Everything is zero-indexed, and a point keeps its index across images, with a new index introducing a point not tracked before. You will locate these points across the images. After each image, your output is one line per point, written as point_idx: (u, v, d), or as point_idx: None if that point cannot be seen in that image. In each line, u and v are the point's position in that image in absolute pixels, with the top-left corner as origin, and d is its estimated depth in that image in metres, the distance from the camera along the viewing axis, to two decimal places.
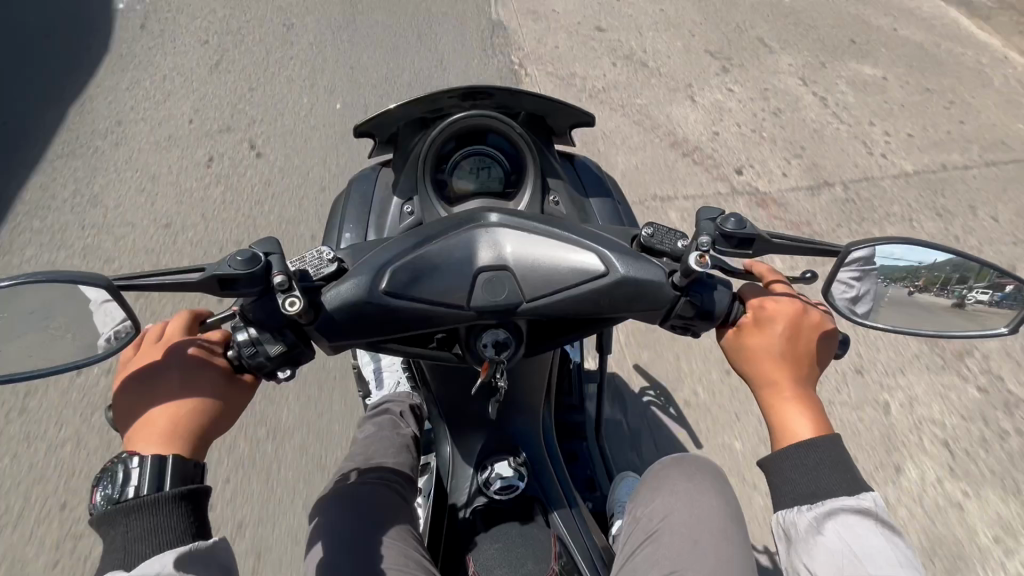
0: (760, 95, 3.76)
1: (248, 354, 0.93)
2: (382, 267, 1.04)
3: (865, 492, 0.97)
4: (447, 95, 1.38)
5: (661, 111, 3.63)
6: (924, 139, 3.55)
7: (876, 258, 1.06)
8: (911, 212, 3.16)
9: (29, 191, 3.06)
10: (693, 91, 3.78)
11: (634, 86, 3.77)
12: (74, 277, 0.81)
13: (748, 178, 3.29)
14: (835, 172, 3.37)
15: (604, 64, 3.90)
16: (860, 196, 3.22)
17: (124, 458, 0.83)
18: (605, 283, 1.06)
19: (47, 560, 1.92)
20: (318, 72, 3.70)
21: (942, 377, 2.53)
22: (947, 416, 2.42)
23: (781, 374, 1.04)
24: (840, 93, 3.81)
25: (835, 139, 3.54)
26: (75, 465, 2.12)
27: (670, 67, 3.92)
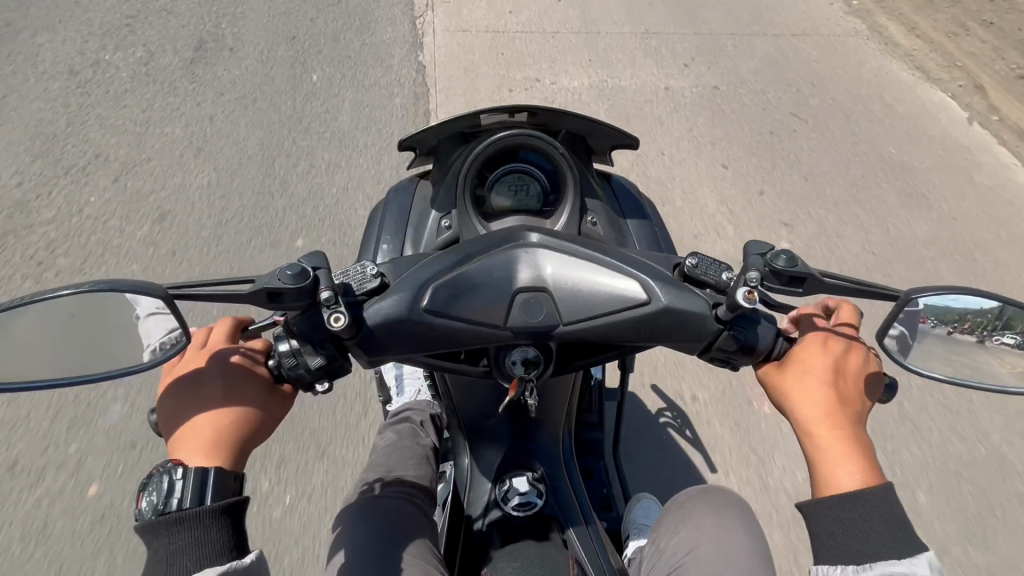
0: (787, 120, 3.74)
1: (289, 365, 0.94)
2: (422, 284, 1.05)
3: (919, 554, 0.90)
4: (490, 112, 1.38)
5: (687, 128, 3.62)
6: (956, 168, 3.48)
7: (929, 306, 1.03)
8: (942, 242, 3.09)
9: (57, 176, 3.07)
10: (721, 110, 3.76)
11: (660, 107, 3.77)
12: (136, 287, 0.84)
13: (774, 199, 3.26)
14: (866, 196, 3.30)
15: (631, 83, 3.91)
16: (886, 227, 3.18)
17: (170, 468, 0.84)
18: (646, 311, 1.05)
19: (70, 548, 1.96)
20: (349, 78, 3.76)
21: (968, 414, 2.48)
22: (976, 454, 2.34)
23: (828, 409, 1.00)
24: (869, 120, 3.77)
25: (865, 163, 3.49)
26: (102, 456, 2.17)
27: (698, 88, 3.91)
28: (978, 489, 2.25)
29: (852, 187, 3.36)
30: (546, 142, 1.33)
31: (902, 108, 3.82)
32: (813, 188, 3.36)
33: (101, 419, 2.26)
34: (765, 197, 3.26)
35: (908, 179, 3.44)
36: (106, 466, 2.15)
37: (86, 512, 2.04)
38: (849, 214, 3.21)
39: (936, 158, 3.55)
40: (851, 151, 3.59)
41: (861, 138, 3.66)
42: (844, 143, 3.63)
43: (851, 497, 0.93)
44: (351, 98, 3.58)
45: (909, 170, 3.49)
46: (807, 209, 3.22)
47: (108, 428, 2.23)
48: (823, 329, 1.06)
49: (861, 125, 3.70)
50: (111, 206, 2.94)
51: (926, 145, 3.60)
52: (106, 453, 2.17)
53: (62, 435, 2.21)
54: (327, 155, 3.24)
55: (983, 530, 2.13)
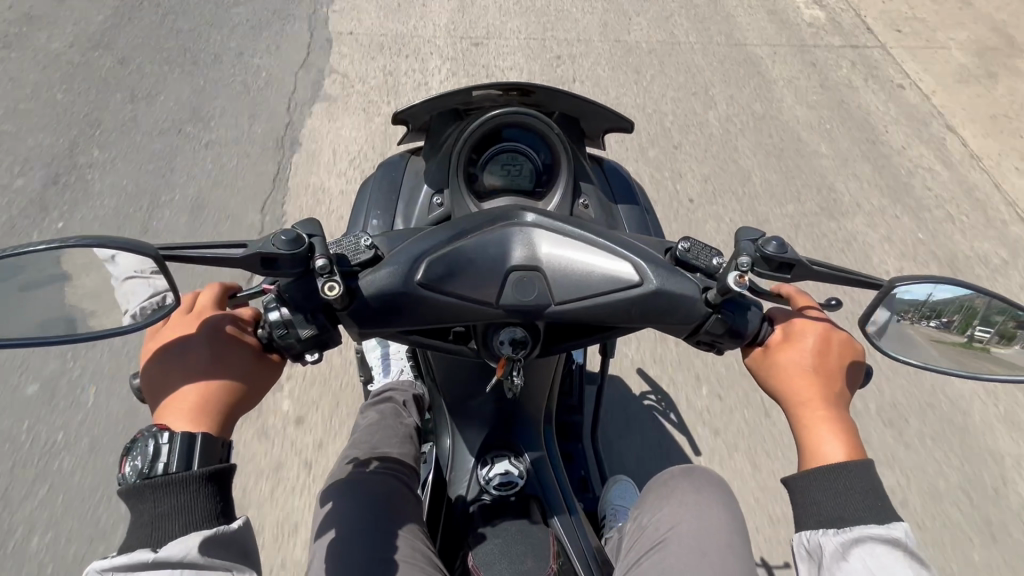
0: (779, 106, 3.70)
1: (279, 335, 0.92)
2: (416, 257, 1.04)
3: (895, 522, 0.95)
4: (484, 89, 1.36)
5: (685, 108, 3.59)
6: (937, 162, 3.53)
7: (908, 295, 1.08)
8: (919, 236, 3.15)
9: (35, 149, 2.99)
10: (719, 90, 3.73)
11: (654, 87, 3.70)
12: (121, 243, 0.81)
13: (767, 183, 3.26)
14: (857, 184, 3.33)
15: (625, 63, 3.82)
16: (870, 216, 3.19)
17: (155, 433, 0.82)
18: (638, 293, 1.06)
19: (47, 523, 1.94)
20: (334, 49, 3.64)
21: (937, 400, 2.55)
22: (940, 436, 2.44)
23: (812, 391, 1.04)
24: (858, 108, 3.75)
25: (848, 153, 3.50)
26: (77, 432, 2.13)
27: (692, 71, 3.84)
28: (942, 474, 2.36)
29: (838, 176, 3.36)
30: (540, 121, 1.33)
31: (897, 99, 3.85)
32: (802, 174, 3.34)
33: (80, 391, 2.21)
34: (759, 180, 3.27)
35: (895, 168, 3.45)
36: (84, 440, 2.11)
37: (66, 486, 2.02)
38: (832, 202, 3.22)
39: (920, 150, 3.57)
40: (841, 138, 3.56)
41: (849, 125, 3.64)
42: (833, 130, 3.61)
43: (836, 467, 0.98)
44: (344, 71, 3.52)
45: (895, 158, 3.49)
46: (799, 193, 3.24)
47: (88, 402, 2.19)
48: (808, 314, 1.09)
49: (853, 114, 3.70)
50: (97, 179, 2.89)
51: (918, 136, 3.66)
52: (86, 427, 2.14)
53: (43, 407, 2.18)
54: (319, 130, 3.19)
55: (939, 511, 2.25)
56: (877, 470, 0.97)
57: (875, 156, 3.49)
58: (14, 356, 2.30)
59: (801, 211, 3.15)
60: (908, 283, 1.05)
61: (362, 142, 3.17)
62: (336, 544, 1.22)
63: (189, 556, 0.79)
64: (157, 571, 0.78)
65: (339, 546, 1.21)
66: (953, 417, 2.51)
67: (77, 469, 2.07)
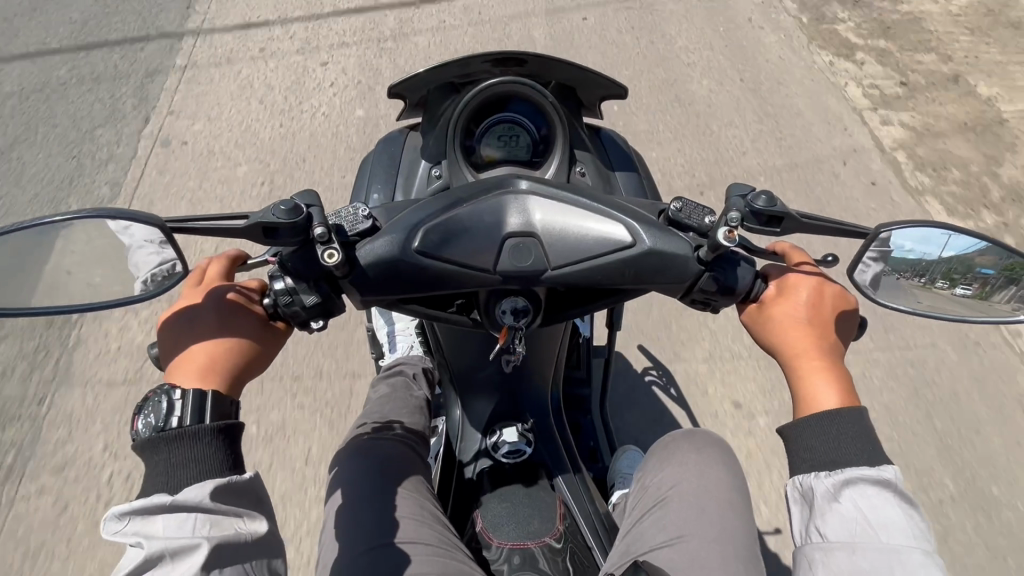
0: (787, 69, 3.59)
1: (284, 303, 0.96)
2: (413, 226, 1.07)
3: (886, 464, 0.97)
4: (479, 60, 1.37)
5: (690, 77, 3.51)
6: (954, 116, 3.38)
7: (901, 242, 1.07)
8: (934, 197, 3.06)
9: (52, 147, 3.09)
10: (725, 57, 3.64)
11: (658, 56, 3.61)
12: (128, 215, 0.86)
13: (773, 150, 3.20)
14: (870, 150, 3.25)
15: (627, 32, 3.73)
16: (882, 178, 3.11)
17: (168, 390, 0.88)
18: (631, 254, 1.08)
19: (90, 498, 2.09)
20: (333, 34, 3.62)
21: (945, 361, 2.54)
22: (947, 398, 2.44)
23: (807, 344, 1.06)
24: (870, 68, 3.62)
25: (859, 115, 3.39)
26: (111, 416, 2.28)
27: (697, 38, 3.74)
28: (953, 436, 2.36)
29: (848, 139, 3.27)
30: (535, 90, 1.34)
31: (916, 55, 3.68)
32: (810, 139, 3.26)
33: (110, 382, 2.35)
34: (766, 146, 3.20)
35: (908, 127, 3.34)
36: (117, 426, 2.26)
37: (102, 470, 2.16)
38: (840, 166, 3.15)
39: (935, 105, 3.44)
40: (850, 100, 3.46)
41: (860, 86, 3.52)
42: (843, 92, 3.50)
43: (830, 413, 1.00)
44: (345, 54, 3.50)
45: (908, 118, 3.38)
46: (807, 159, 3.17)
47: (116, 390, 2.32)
48: (803, 269, 1.09)
49: (864, 75, 3.58)
50: (108, 174, 2.95)
51: (938, 93, 3.50)
52: (117, 415, 2.28)
53: (77, 397, 2.32)
54: (322, 115, 3.19)
55: (944, 472, 2.28)
56: (869, 416, 0.99)
57: (890, 117, 3.38)
58: (45, 345, 2.42)
59: (809, 177, 3.09)
60: (900, 230, 1.04)
61: (364, 123, 3.15)
62: (345, 507, 1.27)
63: (203, 501, 0.85)
64: (174, 514, 0.84)
65: (352, 509, 1.26)
66: (963, 378, 2.49)
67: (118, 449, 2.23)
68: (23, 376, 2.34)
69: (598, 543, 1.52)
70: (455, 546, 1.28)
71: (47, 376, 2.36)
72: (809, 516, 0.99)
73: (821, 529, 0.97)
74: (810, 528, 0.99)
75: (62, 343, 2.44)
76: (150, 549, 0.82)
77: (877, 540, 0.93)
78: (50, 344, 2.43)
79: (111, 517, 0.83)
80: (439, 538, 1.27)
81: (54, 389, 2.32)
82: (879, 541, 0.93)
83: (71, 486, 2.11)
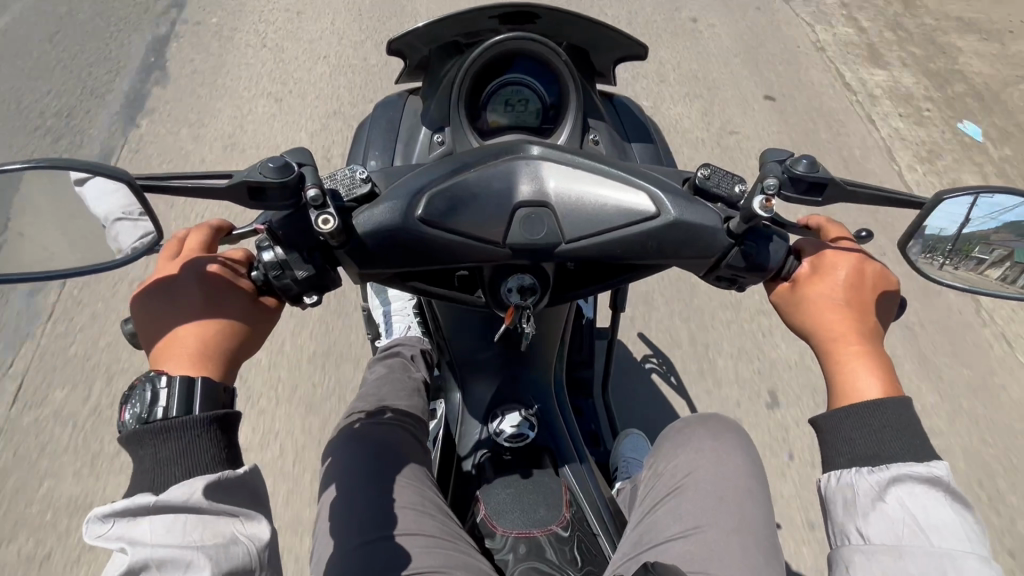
0: (790, 59, 3.54)
1: (274, 276, 0.87)
2: (416, 192, 0.97)
3: (935, 460, 0.90)
4: (486, 15, 1.26)
5: (696, 62, 3.46)
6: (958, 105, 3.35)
7: (955, 210, 0.99)
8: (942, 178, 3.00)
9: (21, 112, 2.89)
10: (729, 44, 3.56)
11: (660, 43, 3.53)
12: (96, 167, 0.76)
13: (777, 136, 3.14)
14: (876, 133, 3.18)
15: (628, 18, 3.65)
16: (887, 163, 3.05)
17: (152, 377, 0.80)
18: (655, 225, 0.99)
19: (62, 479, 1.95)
20: (324, 10, 3.48)
21: (960, 339, 2.46)
22: (964, 379, 2.36)
23: (844, 325, 0.98)
24: (871, 61, 3.59)
25: (863, 104, 3.35)
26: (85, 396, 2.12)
27: (700, 27, 3.67)
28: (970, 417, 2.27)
29: (854, 126, 3.21)
30: (547, 48, 1.23)
31: (913, 45, 3.70)
32: (813, 126, 3.21)
33: (85, 360, 2.20)
34: (770, 133, 3.14)
35: (913, 113, 3.29)
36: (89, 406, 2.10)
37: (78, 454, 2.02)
38: (846, 151, 3.09)
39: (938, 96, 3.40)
40: (853, 90, 3.41)
41: (863, 78, 3.48)
42: (847, 82, 3.45)
43: (874, 402, 0.92)
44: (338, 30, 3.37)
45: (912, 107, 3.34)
46: (811, 142, 3.14)
47: (93, 368, 2.17)
48: (840, 245, 1.01)
49: (866, 67, 3.54)
50: (88, 143, 2.78)
51: (942, 83, 3.48)
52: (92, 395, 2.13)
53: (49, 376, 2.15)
54: (315, 87, 3.08)
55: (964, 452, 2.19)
56: (914, 407, 0.92)
57: (893, 101, 3.35)
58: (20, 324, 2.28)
59: (812, 166, 3.05)
60: (957, 195, 0.95)
61: (356, 96, 3.05)
62: (340, 499, 1.19)
63: (192, 500, 0.77)
64: (161, 517, 0.75)
65: (349, 502, 1.18)
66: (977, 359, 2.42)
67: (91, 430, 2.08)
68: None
69: (605, 531, 1.45)
70: (459, 538, 1.22)
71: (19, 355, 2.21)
72: (848, 517, 0.93)
73: (864, 531, 0.91)
74: (850, 529, 0.92)
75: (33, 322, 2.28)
76: (132, 558, 0.73)
77: (927, 544, 0.86)
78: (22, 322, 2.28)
79: (94, 520, 0.74)
80: (441, 529, 1.20)
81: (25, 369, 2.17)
82: (930, 547, 0.86)
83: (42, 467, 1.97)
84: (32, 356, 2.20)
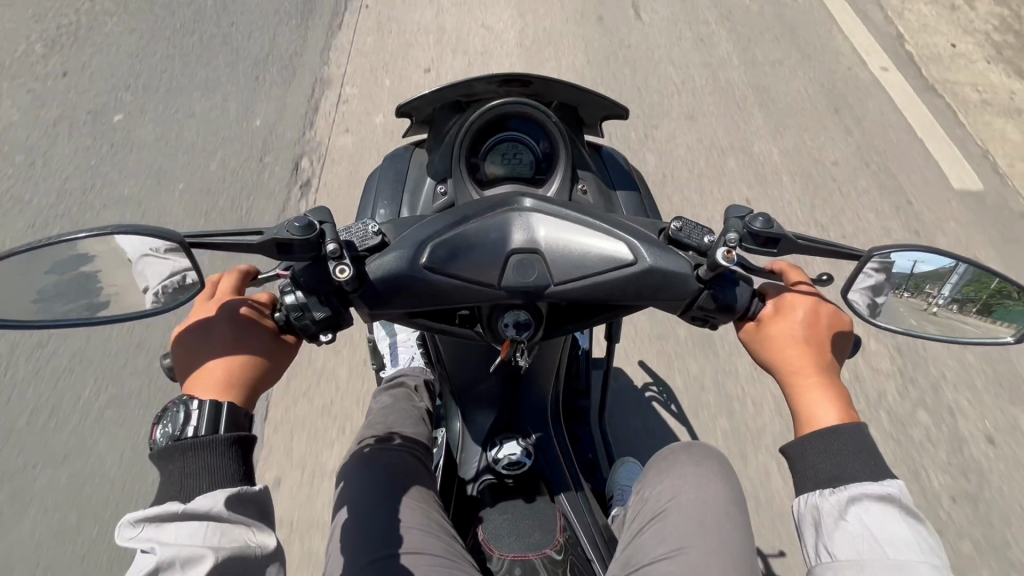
0: (789, 94, 3.64)
1: (295, 317, 0.99)
2: (421, 242, 1.10)
3: (889, 478, 1.00)
4: (484, 81, 1.41)
5: (696, 97, 3.58)
6: (951, 145, 3.47)
7: (894, 265, 1.11)
8: (931, 221, 3.14)
9: (68, 162, 3.16)
10: (727, 80, 3.69)
11: (661, 79, 3.67)
12: (157, 232, 0.91)
13: (773, 173, 3.26)
14: (869, 173, 3.31)
15: (630, 54, 3.78)
16: (880, 206, 3.17)
17: (186, 399, 0.92)
18: (633, 271, 1.11)
19: (104, 504, 2.16)
20: (340, 53, 3.67)
21: (940, 377, 2.61)
22: (941, 415, 2.52)
23: (805, 360, 1.09)
24: (872, 95, 3.66)
25: (859, 140, 3.45)
26: (125, 428, 2.33)
27: (701, 63, 3.79)
28: (948, 453, 2.42)
29: (847, 165, 3.34)
30: (538, 110, 1.38)
31: (911, 76, 3.78)
32: (809, 163, 3.33)
33: (122, 394, 2.39)
34: (766, 171, 3.28)
35: (906, 152, 3.41)
36: (127, 437, 2.30)
37: (115, 481, 2.21)
38: (838, 192, 3.23)
39: (935, 135, 3.50)
40: (851, 126, 3.51)
41: (862, 114, 3.57)
42: (846, 118, 3.54)
43: (830, 430, 1.02)
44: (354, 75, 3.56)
45: (906, 145, 3.45)
46: (806, 179, 3.26)
47: (131, 401, 2.38)
48: (800, 289, 1.12)
49: (866, 101, 3.62)
50: (127, 192, 3.04)
51: (939, 120, 3.57)
52: (130, 427, 2.33)
53: (91, 409, 2.36)
54: (333, 132, 3.28)
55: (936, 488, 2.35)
56: (869, 430, 1.02)
57: (888, 139, 3.45)
58: (63, 357, 2.49)
59: (807, 201, 3.16)
60: (894, 255, 1.07)
61: (366, 137, 3.25)
62: (352, 523, 1.28)
63: (215, 510, 0.87)
64: (185, 524, 0.86)
65: (358, 525, 1.27)
66: (956, 398, 2.56)
67: (127, 459, 2.27)
68: (45, 383, 2.43)
69: (598, 555, 1.53)
70: (461, 556, 1.30)
71: (63, 387, 2.42)
72: (817, 536, 1.02)
73: (831, 548, 0.99)
74: (820, 548, 1.01)
75: (76, 356, 2.49)
76: (160, 556, 0.83)
77: (887, 556, 0.95)
78: (65, 356, 2.49)
79: (126, 523, 0.85)
80: (448, 548, 1.28)
81: (70, 400, 2.39)
82: (890, 558, 0.95)
83: (85, 494, 2.18)
84: (76, 390, 2.41)
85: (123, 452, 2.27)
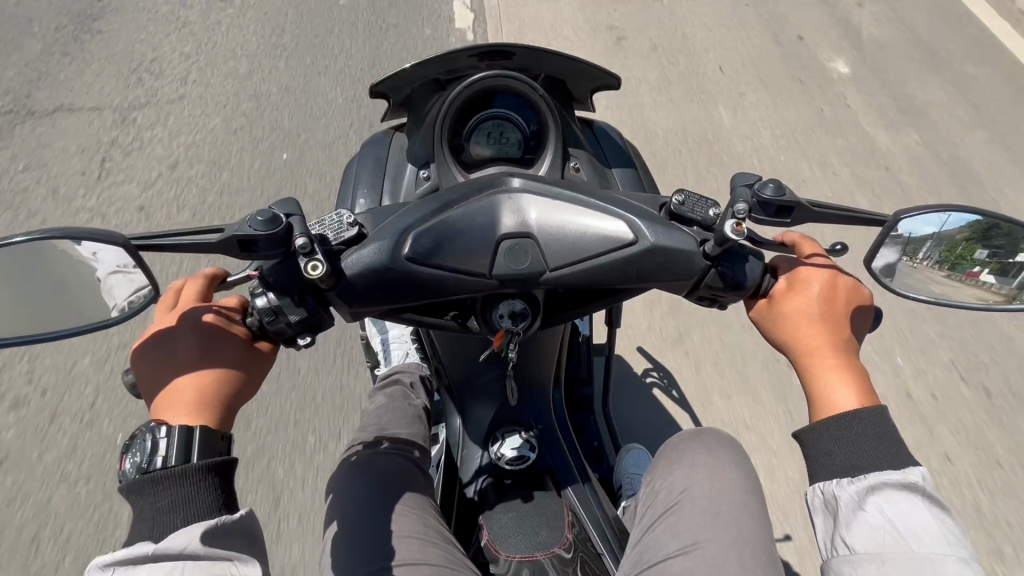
0: (769, 76, 3.65)
1: (268, 321, 0.90)
2: (404, 231, 1.01)
3: (912, 466, 0.93)
4: (464, 53, 1.30)
5: (678, 83, 3.57)
6: (936, 113, 3.46)
7: (920, 227, 1.02)
8: (926, 186, 3.10)
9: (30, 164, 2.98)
10: (708, 65, 3.69)
11: (643, 67, 3.66)
12: (94, 235, 0.80)
13: (762, 150, 3.22)
14: (857, 144, 3.28)
15: (612, 43, 3.77)
16: (871, 176, 3.13)
17: (152, 428, 0.83)
18: (633, 251, 1.03)
19: (77, 523, 1.99)
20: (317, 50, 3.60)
21: (947, 343, 2.55)
22: (953, 380, 2.45)
23: (821, 338, 1.01)
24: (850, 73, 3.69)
25: (842, 116, 3.45)
26: (99, 441, 2.17)
27: (682, 49, 3.79)
28: (962, 418, 2.35)
29: (836, 138, 3.30)
30: (525, 83, 1.28)
31: (887, 53, 3.82)
32: (796, 139, 3.30)
33: (97, 403, 2.24)
34: (755, 148, 3.23)
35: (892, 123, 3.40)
36: (103, 449, 2.15)
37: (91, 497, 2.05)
38: (829, 164, 3.18)
39: (917, 104, 3.51)
40: (834, 102, 3.51)
41: (842, 91, 3.58)
42: (828, 95, 3.55)
43: (849, 415, 0.95)
44: (331, 69, 3.48)
45: (892, 115, 3.44)
46: (795, 155, 3.22)
47: (107, 411, 2.23)
48: (814, 262, 1.04)
49: (845, 79, 3.65)
50: (95, 193, 2.88)
51: (921, 92, 3.58)
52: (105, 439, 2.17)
53: (64, 422, 2.21)
54: (311, 125, 3.17)
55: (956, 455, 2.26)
56: (891, 415, 0.95)
57: (872, 111, 3.45)
58: (33, 368, 2.34)
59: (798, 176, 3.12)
60: (922, 215, 0.99)
61: (347, 130, 3.16)
62: (342, 534, 1.21)
63: (189, 548, 0.79)
64: (159, 564, 0.78)
65: (353, 535, 1.20)
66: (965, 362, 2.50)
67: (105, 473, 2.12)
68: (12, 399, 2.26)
69: (608, 549, 1.47)
70: (459, 563, 1.23)
71: (33, 401, 2.26)
72: (835, 528, 0.95)
73: (849, 541, 0.93)
74: (837, 541, 0.94)
75: (46, 367, 2.33)
76: None
77: (909, 550, 0.88)
78: (35, 367, 2.33)
79: (95, 568, 0.78)
80: (443, 557, 1.21)
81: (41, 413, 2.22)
82: (912, 551, 0.88)
83: (57, 513, 2.01)
84: (48, 403, 2.25)
85: (100, 465, 2.11)
